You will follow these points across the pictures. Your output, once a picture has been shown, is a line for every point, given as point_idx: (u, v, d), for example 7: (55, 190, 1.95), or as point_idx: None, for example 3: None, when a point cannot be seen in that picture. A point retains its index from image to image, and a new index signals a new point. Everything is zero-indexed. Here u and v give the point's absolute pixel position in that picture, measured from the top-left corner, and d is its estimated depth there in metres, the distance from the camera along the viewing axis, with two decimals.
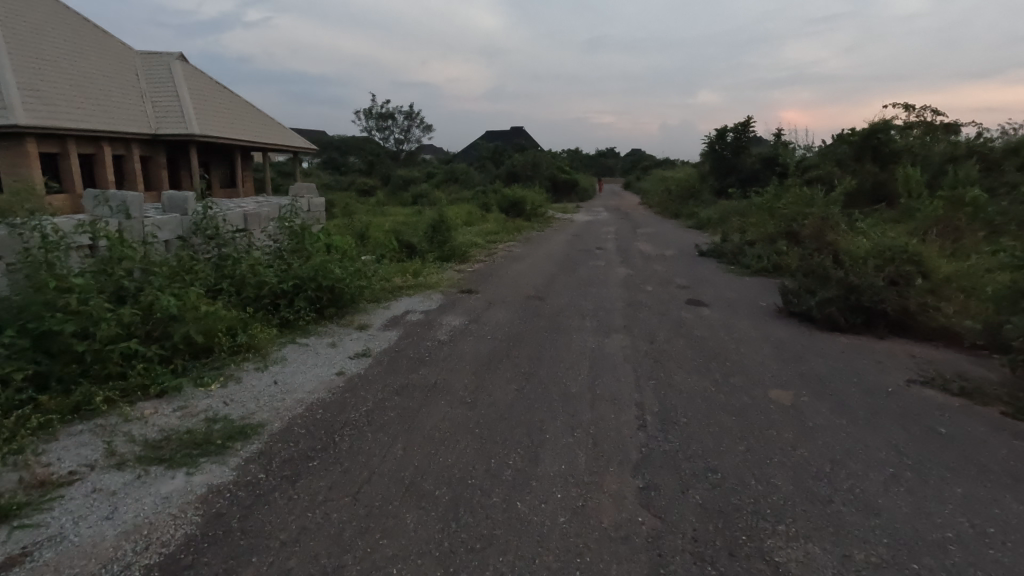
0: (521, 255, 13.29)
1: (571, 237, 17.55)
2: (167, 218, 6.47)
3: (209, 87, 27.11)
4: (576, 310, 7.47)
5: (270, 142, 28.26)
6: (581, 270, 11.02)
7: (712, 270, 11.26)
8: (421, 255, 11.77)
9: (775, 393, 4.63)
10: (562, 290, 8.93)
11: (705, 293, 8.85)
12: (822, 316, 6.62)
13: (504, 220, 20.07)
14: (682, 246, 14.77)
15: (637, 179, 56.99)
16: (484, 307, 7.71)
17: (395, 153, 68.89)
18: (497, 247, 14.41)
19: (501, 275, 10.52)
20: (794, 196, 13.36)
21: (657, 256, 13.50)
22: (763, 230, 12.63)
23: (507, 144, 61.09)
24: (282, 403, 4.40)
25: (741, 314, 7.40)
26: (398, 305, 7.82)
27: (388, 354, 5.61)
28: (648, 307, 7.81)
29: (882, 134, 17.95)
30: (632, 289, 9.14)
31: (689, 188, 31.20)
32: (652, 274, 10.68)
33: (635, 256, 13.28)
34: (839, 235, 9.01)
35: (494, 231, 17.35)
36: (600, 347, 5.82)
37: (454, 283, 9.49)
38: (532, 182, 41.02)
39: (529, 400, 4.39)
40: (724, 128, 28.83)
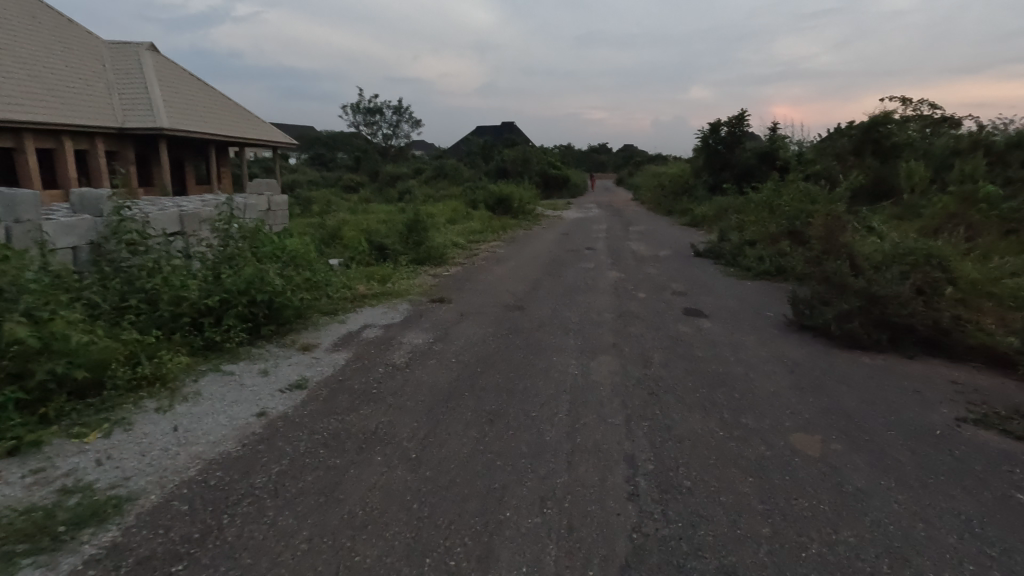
0: (504, 256, 12.36)
1: (559, 236, 16.61)
2: (75, 219, 5.47)
3: (181, 80, 25.85)
4: (559, 324, 6.55)
5: (248, 137, 27.11)
6: (568, 274, 10.09)
7: (710, 273, 10.36)
8: (393, 258, 10.81)
9: (798, 439, 3.74)
10: (545, 298, 8.01)
11: (703, 301, 7.96)
12: (840, 331, 5.75)
13: (490, 219, 19.11)
14: (677, 246, 13.90)
15: (629, 175, 56.15)
16: (454, 320, 6.76)
17: (383, 149, 67.61)
18: (479, 248, 13.46)
19: (480, 280, 9.58)
20: (796, 192, 12.48)
21: (650, 257, 12.60)
22: (763, 229, 11.75)
23: (497, 140, 59.95)
24: (173, 461, 3.45)
25: (746, 328, 6.51)
26: (356, 319, 6.85)
27: (328, 386, 4.65)
28: (641, 319, 6.90)
29: (883, 127, 17.13)
30: (623, 297, 8.23)
31: (683, 184, 30.33)
32: (645, 278, 9.78)
33: (627, 257, 12.38)
34: (851, 235, 8.13)
35: (478, 230, 16.39)
36: (584, 374, 4.90)
37: (426, 291, 8.53)
38: (522, 178, 40.00)
39: (490, 455, 3.45)
40: (718, 122, 27.96)
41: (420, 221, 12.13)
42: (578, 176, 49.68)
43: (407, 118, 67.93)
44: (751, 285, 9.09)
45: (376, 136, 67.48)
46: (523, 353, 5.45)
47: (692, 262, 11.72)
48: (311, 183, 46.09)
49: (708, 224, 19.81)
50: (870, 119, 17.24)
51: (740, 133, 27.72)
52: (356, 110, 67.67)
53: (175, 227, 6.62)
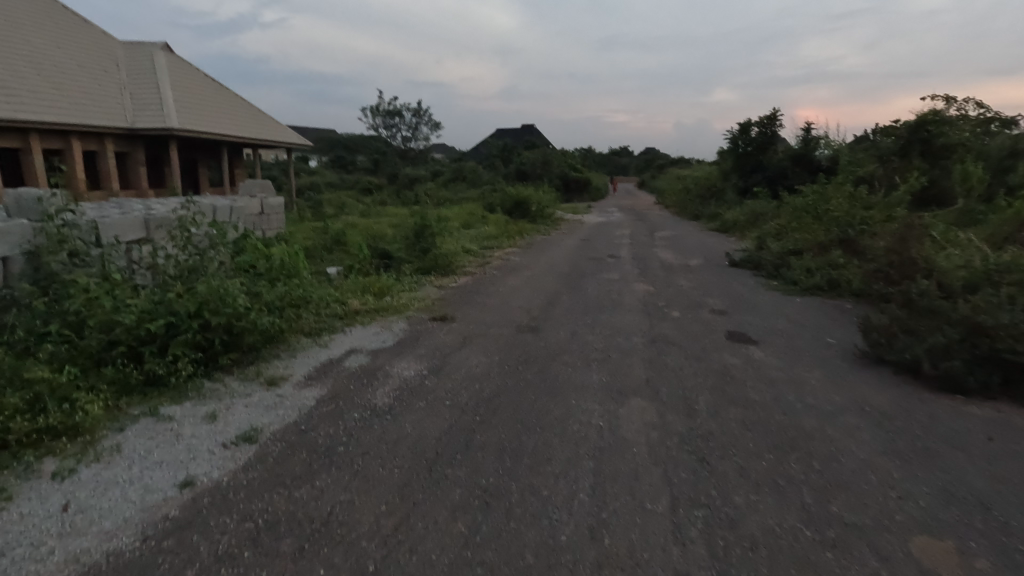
0: (519, 265, 11.34)
1: (580, 242, 15.51)
2: (3, 225, 4.56)
3: (194, 80, 25.44)
4: (580, 353, 5.49)
5: (261, 138, 26.58)
6: (590, 287, 9.02)
7: (751, 286, 9.17)
8: (397, 266, 9.87)
9: (920, 547, 2.65)
10: (563, 317, 6.97)
11: (749, 322, 6.82)
12: (935, 370, 4.58)
13: (507, 223, 18.12)
14: (710, 254, 12.72)
15: (652, 179, 54.72)
16: (455, 345, 5.75)
17: (403, 152, 67.22)
18: (493, 255, 12.46)
19: (491, 293, 8.58)
20: (846, 195, 11.20)
21: (681, 266, 11.44)
22: (809, 237, 10.51)
23: (517, 142, 59.03)
24: (40, 567, 2.48)
25: (808, 360, 5.37)
26: (342, 342, 5.88)
27: (285, 439, 3.67)
28: (678, 345, 5.79)
29: (933, 124, 15.24)
30: (654, 315, 7.13)
31: (710, 188, 28.95)
32: (678, 293, 8.64)
33: (655, 267, 11.25)
34: (925, 247, 6.91)
35: (493, 235, 15.38)
36: (612, 426, 3.84)
37: (427, 306, 7.55)
38: (542, 180, 38.96)
39: (480, 570, 2.43)
40: (748, 122, 26.55)
41: (429, 225, 11.18)
42: (600, 179, 48.43)
43: (426, 120, 67.48)
44: (802, 302, 7.90)
45: (395, 138, 67.13)
46: (535, 392, 4.41)
47: (728, 273, 10.53)
48: (329, 185, 45.76)
49: (740, 231, 18.51)
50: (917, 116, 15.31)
51: (772, 133, 26.25)
52: (376, 112, 67.45)
53: (136, 234, 5.75)
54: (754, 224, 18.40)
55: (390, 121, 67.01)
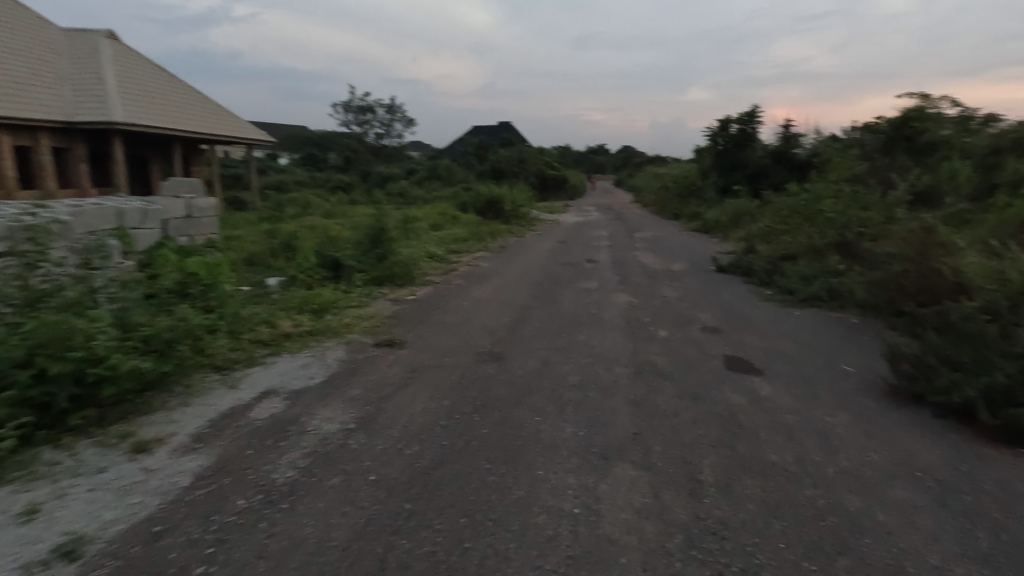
0: (488, 271, 10.29)
1: (556, 245, 14.51)
2: None
3: (144, 71, 23.70)
4: (551, 391, 4.47)
5: (218, 133, 24.99)
6: (565, 298, 8.01)
7: (744, 296, 8.26)
8: (347, 275, 8.73)
9: None
10: (533, 339, 5.94)
11: (747, 343, 5.88)
12: (992, 419, 3.67)
13: (479, 224, 17.03)
14: (694, 258, 11.86)
15: (628, 177, 54.18)
16: (399, 383, 4.68)
17: (376, 149, 65.48)
18: (459, 260, 11.38)
19: (453, 307, 7.50)
20: (839, 194, 10.41)
21: (664, 272, 10.52)
22: (802, 240, 9.68)
23: (493, 140, 57.89)
24: None
25: (827, 396, 4.43)
26: (259, 380, 4.74)
27: (125, 551, 2.57)
28: (670, 378, 4.80)
29: (918, 121, 14.78)
30: (639, 336, 6.15)
31: (689, 186, 28.27)
32: (664, 305, 7.69)
33: (636, 273, 10.33)
34: (945, 255, 6.06)
35: (463, 238, 14.30)
36: (592, 515, 2.82)
37: (375, 327, 6.43)
38: (518, 178, 37.93)
39: None
40: (727, 119, 25.89)
41: (387, 228, 10.04)
42: (577, 177, 47.57)
43: (400, 116, 65.87)
44: (803, 317, 7.01)
45: (368, 135, 65.34)
46: (491, 458, 3.37)
47: (716, 280, 9.65)
48: (297, 183, 44.02)
49: (722, 232, 17.74)
50: (902, 113, 14.86)
51: (751, 130, 25.62)
52: (347, 108, 65.56)
53: None
54: (737, 225, 17.64)
55: (362, 117, 65.17)
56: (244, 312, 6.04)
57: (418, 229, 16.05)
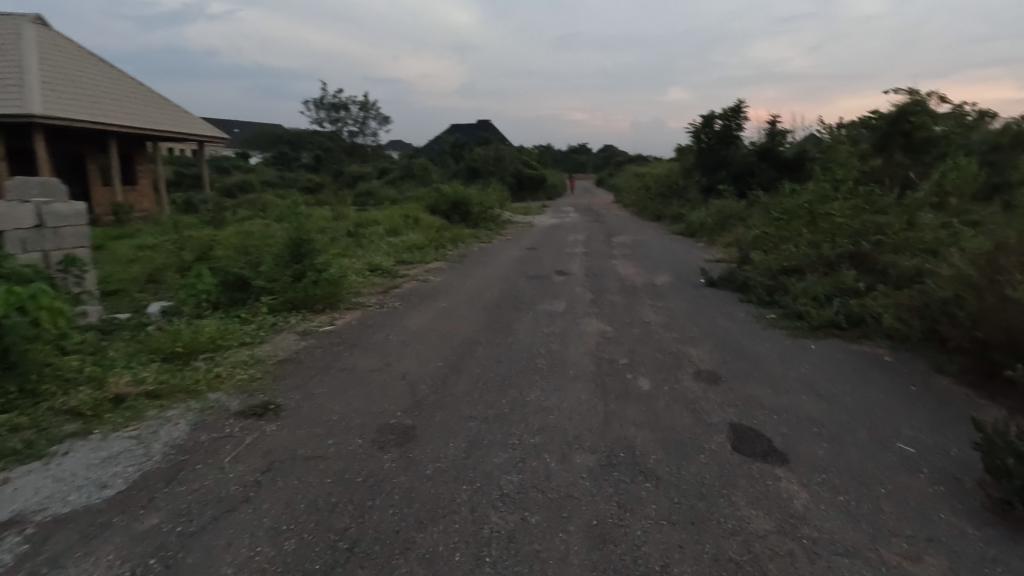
0: (436, 289, 8.66)
1: (525, 253, 12.93)
2: None
3: (75, 63, 21.60)
4: (470, 514, 2.85)
5: (161, 130, 22.92)
6: (521, 327, 6.40)
7: (742, 322, 6.75)
8: (253, 298, 7.03)
9: None
10: (466, 400, 4.28)
11: (758, 401, 4.33)
12: None
13: (442, 228, 15.36)
14: (680, 269, 10.38)
15: (609, 177, 52.98)
16: (234, 498, 2.99)
17: (350, 148, 63.35)
18: (406, 274, 9.72)
19: (376, 342, 5.82)
20: (845, 196, 9.00)
21: (646, 288, 8.98)
22: (807, 250, 8.21)
23: (470, 138, 56.13)
24: None
25: (894, 516, 2.89)
26: (14, 495, 3.03)
27: None
28: (655, 477, 3.22)
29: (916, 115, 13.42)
30: (611, 390, 4.56)
31: (671, 185, 26.96)
32: (645, 336, 6.14)
33: (614, 289, 8.78)
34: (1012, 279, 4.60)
35: (420, 245, 12.64)
36: None
37: (253, 379, 4.71)
38: (494, 177, 36.30)
39: None
40: (710, 115, 24.58)
41: (312, 237, 8.33)
42: (555, 175, 46.05)
43: (373, 114, 63.79)
44: (822, 355, 5.50)
45: (341, 133, 63.13)
46: None
47: (707, 298, 8.13)
48: (262, 183, 41.83)
49: (708, 235, 16.32)
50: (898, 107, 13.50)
51: (735, 127, 24.35)
52: (319, 106, 63.31)
53: None
54: (724, 228, 16.26)
55: (335, 114, 62.92)
56: (63, 378, 4.37)
57: (371, 237, 14.32)
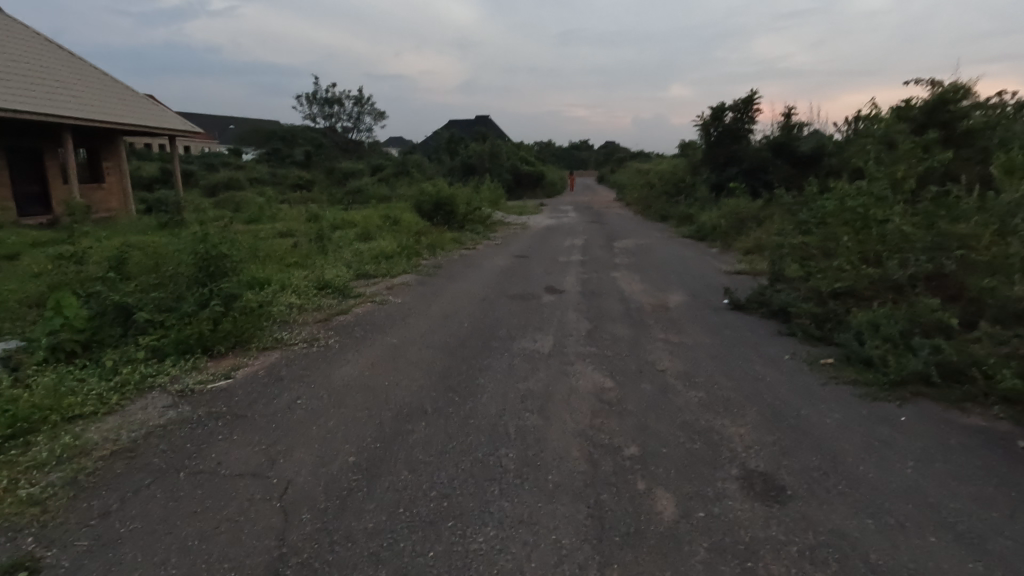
0: (392, 314, 6.90)
1: (512, 262, 11.16)
2: None
3: (27, 52, 19.86)
4: None
5: (126, 123, 21.19)
6: (487, 383, 4.61)
7: (790, 371, 4.98)
8: (135, 335, 5.28)
9: None
10: (363, 558, 2.51)
11: (857, 559, 2.56)
12: None
13: (421, 232, 13.59)
14: (696, 286, 8.59)
15: (611, 173, 51.38)
16: None
17: (345, 144, 61.66)
18: (362, 293, 7.97)
19: (274, 412, 4.04)
20: (906, 197, 7.19)
21: (656, 312, 7.20)
22: (865, 266, 6.41)
23: (467, 134, 54.26)
24: None
25: None
26: None
27: None
28: None
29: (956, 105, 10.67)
30: (612, 525, 2.78)
31: (677, 183, 25.25)
32: (660, 399, 4.37)
33: (616, 315, 6.99)
34: None
35: (390, 252, 10.88)
36: None
37: (37, 500, 2.95)
38: (490, 174, 34.56)
39: None
40: (719, 107, 22.74)
41: (232, 251, 6.56)
42: (554, 173, 44.29)
43: (368, 109, 61.94)
44: (921, 438, 3.74)
45: (334, 128, 61.29)
46: None
47: (736, 329, 6.35)
48: (249, 179, 40.05)
49: (721, 240, 14.54)
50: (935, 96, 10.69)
51: (747, 120, 22.52)
52: (311, 101, 61.48)
53: None
54: (739, 231, 14.50)
55: (328, 109, 61.02)
56: None
57: (339, 243, 12.56)
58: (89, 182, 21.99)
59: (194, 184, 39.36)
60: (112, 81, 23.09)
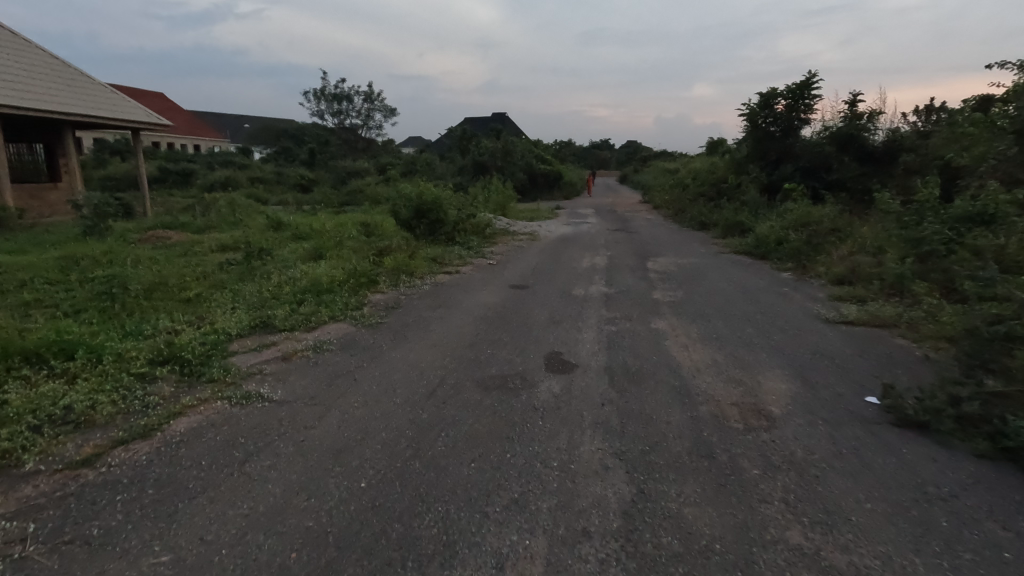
0: (236, 442, 3.50)
1: (505, 297, 7.75)
2: None
3: None
4: None
5: (74, 112, 18.28)
6: None
7: None
8: None
9: None
10: None
11: None
12: None
13: (392, 247, 10.26)
14: (802, 364, 5.05)
15: (634, 174, 47.81)
16: None
17: (354, 142, 58.94)
18: (223, 374, 4.57)
19: None
20: None
21: (757, 435, 3.71)
22: None
23: (482, 132, 51.18)
24: None
25: None
26: None
27: None
28: None
29: None
30: None
31: (715, 184, 21.63)
32: None
33: (676, 447, 3.51)
34: None
35: (328, 280, 7.53)
36: None
37: None
38: (502, 174, 31.26)
39: None
40: (771, 93, 19.03)
41: None
42: (573, 172, 40.75)
43: (378, 106, 58.97)
44: None
45: (344, 126, 58.51)
46: None
47: (962, 517, 2.83)
48: (247, 178, 37.31)
49: (791, 260, 10.93)
50: None
51: (803, 109, 18.73)
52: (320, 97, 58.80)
53: None
54: (815, 248, 10.88)
55: (337, 106, 58.19)
56: None
57: (274, 265, 9.23)
58: (43, 182, 19.22)
59: (187, 184, 36.68)
60: (69, 67, 20.23)
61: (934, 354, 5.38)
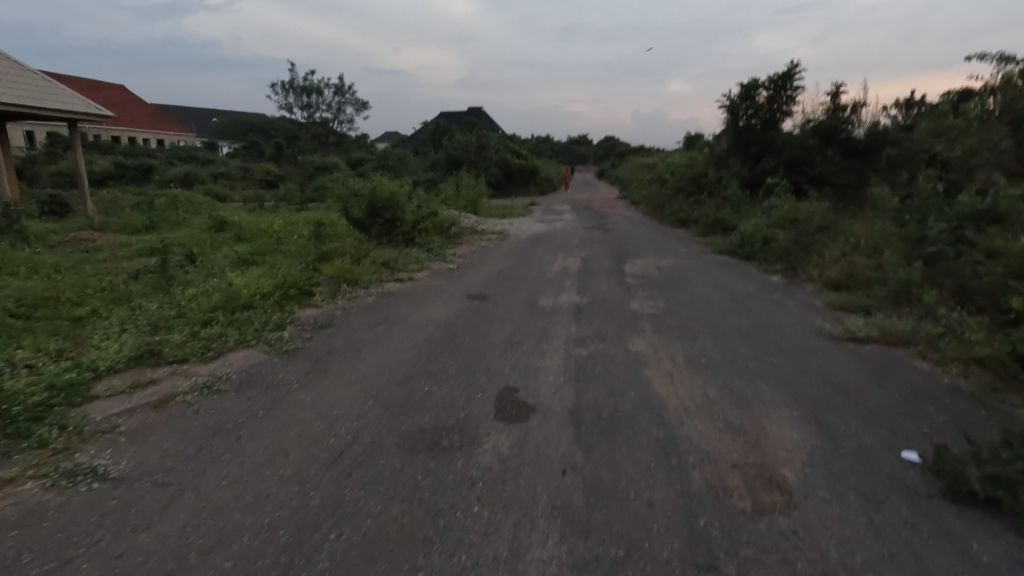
0: (15, 563, 2.34)
1: (459, 310, 6.66)
2: None
3: None
4: None
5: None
6: None
7: None
8: None
9: None
10: None
11: None
12: None
13: (339, 249, 9.07)
14: (815, 401, 4.07)
15: (612, 169, 47.09)
16: None
17: (325, 137, 57.03)
18: (54, 435, 3.37)
19: None
20: None
21: (774, 523, 2.71)
22: None
23: (456, 126, 49.88)
24: None
25: None
26: None
27: None
28: None
29: None
30: None
31: (695, 179, 20.82)
32: None
33: (665, 551, 2.48)
34: None
35: (248, 293, 6.34)
36: None
37: None
38: (476, 170, 30.10)
39: None
40: (752, 83, 18.22)
41: None
42: (549, 167, 39.71)
43: (349, 99, 57.07)
44: None
45: (314, 120, 56.56)
46: None
47: None
48: (209, 173, 35.42)
49: (779, 261, 10.07)
50: None
51: (784, 100, 17.95)
52: (288, 90, 56.65)
53: None
54: (805, 248, 10.04)
55: (306, 99, 56.16)
56: None
57: (197, 273, 7.99)
58: None
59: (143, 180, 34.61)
60: None
61: (966, 384, 4.46)
